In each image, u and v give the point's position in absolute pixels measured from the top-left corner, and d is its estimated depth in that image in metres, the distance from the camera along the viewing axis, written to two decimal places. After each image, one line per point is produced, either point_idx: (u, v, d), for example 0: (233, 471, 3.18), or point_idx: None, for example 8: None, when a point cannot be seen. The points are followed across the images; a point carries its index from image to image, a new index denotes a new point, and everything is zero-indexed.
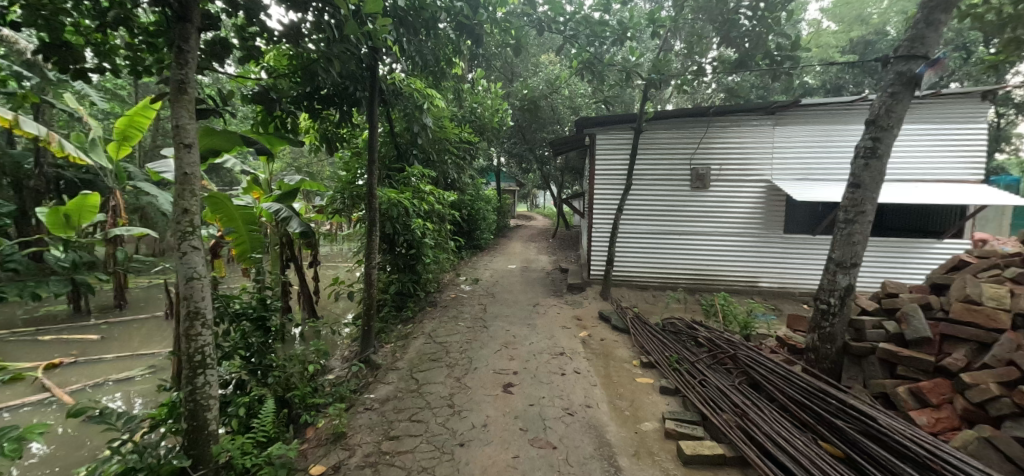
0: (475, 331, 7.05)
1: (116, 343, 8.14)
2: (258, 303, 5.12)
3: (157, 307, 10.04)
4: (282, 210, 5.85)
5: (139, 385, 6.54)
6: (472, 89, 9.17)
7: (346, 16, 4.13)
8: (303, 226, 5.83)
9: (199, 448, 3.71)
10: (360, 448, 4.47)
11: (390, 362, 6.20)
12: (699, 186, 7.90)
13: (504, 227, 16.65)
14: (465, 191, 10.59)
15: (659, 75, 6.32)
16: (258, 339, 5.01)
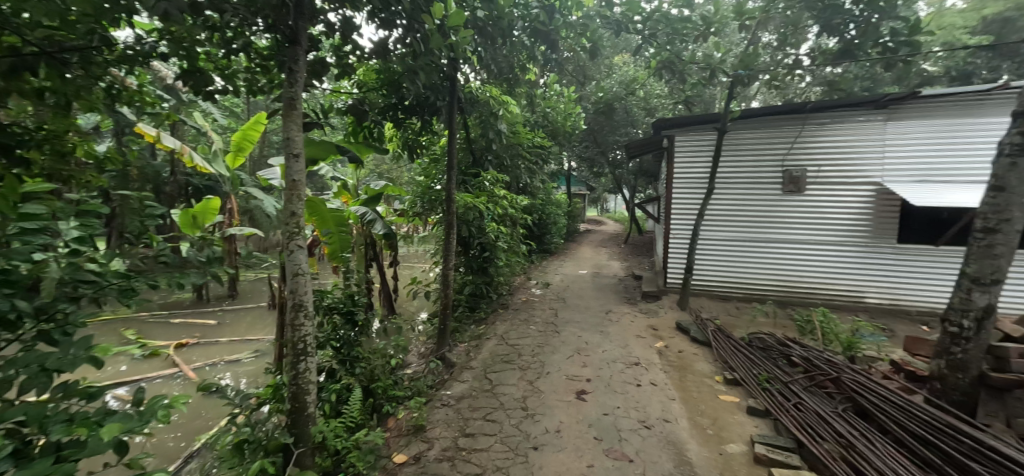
0: (545, 335, 6.93)
1: (227, 328, 8.81)
2: (347, 298, 5.23)
3: (259, 299, 10.83)
4: (368, 213, 6.07)
5: (247, 367, 7.01)
6: (545, 94, 9.14)
7: (431, 30, 4.19)
8: (386, 228, 6.06)
9: (300, 428, 3.88)
10: (439, 442, 4.52)
11: (463, 361, 6.25)
12: (792, 190, 7.37)
13: (574, 232, 16.47)
14: (536, 195, 10.57)
15: (746, 71, 5.93)
16: (348, 332, 5.12)
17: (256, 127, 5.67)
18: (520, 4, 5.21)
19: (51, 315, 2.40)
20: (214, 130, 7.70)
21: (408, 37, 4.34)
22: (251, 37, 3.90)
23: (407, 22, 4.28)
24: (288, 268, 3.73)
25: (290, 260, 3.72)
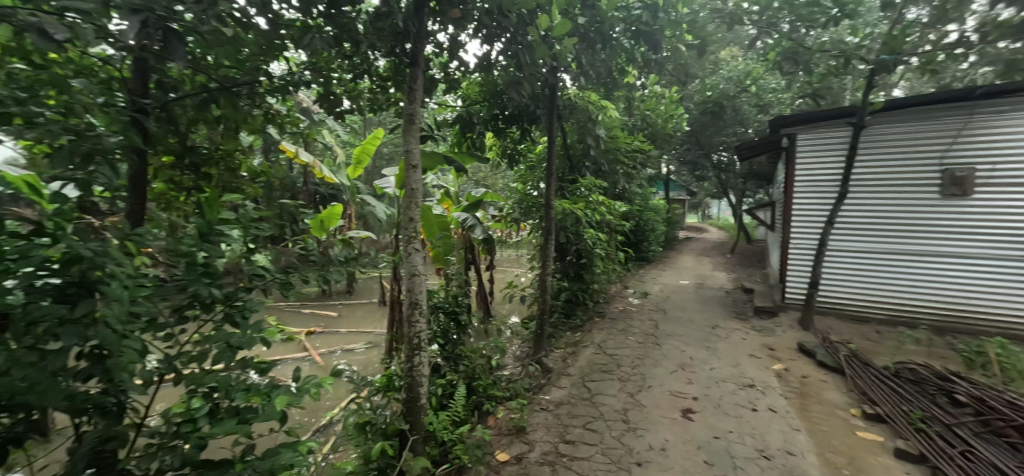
0: (645, 347, 6.59)
1: (346, 320, 9.46)
2: (453, 300, 5.45)
3: (367, 296, 11.49)
4: (468, 219, 6.11)
5: (363, 355, 7.45)
6: (645, 95, 8.76)
7: (535, 41, 4.09)
8: (486, 233, 5.98)
9: (414, 416, 3.95)
10: (539, 445, 4.45)
11: (560, 367, 6.09)
12: (956, 193, 6.37)
13: (674, 238, 15.71)
14: (634, 201, 10.17)
15: (892, 55, 5.27)
16: (452, 329, 5.27)
17: (372, 143, 5.93)
18: (621, 6, 4.96)
19: (232, 301, 2.82)
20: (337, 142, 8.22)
21: (510, 49, 4.25)
22: (372, 61, 4.10)
23: (509, 33, 4.15)
24: (405, 269, 3.82)
25: (407, 261, 3.82)
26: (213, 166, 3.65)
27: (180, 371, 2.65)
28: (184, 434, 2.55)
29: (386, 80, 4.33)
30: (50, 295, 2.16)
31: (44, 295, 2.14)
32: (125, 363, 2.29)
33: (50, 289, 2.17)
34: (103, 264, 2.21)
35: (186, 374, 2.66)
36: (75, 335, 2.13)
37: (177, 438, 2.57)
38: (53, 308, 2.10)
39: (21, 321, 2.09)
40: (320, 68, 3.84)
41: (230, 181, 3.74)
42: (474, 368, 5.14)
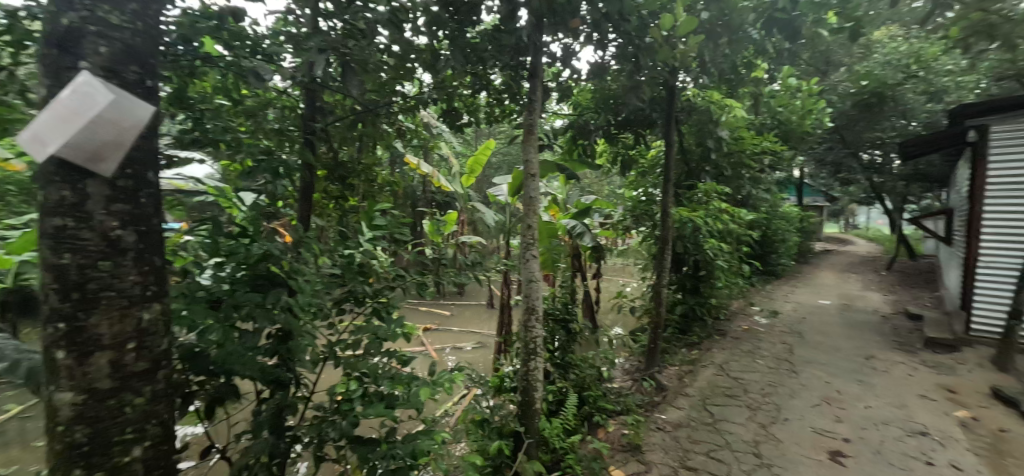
0: (777, 373, 5.78)
1: (455, 320, 9.58)
2: (563, 306, 5.15)
3: (476, 298, 11.59)
4: (578, 225, 5.76)
5: (471, 354, 7.46)
6: (778, 90, 7.82)
7: (658, 42, 3.67)
8: (594, 241, 5.64)
9: (529, 419, 3.77)
10: (657, 469, 4.06)
11: (676, 386, 5.54)
12: None
13: (809, 250, 14.01)
14: (762, 207, 9.17)
15: None
16: (562, 336, 4.98)
17: (485, 152, 5.58)
18: None
19: (376, 297, 3.12)
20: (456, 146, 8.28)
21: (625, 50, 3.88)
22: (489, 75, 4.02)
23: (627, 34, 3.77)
24: (523, 278, 3.66)
25: (524, 270, 3.66)
26: (357, 177, 3.75)
27: (337, 356, 2.94)
28: (344, 412, 2.84)
29: (500, 92, 4.15)
30: (247, 284, 2.57)
31: (241, 284, 2.56)
32: (303, 345, 2.69)
33: (248, 277, 2.59)
34: (283, 259, 2.61)
35: (343, 359, 2.95)
36: (267, 319, 2.50)
37: (335, 412, 2.88)
38: (251, 294, 2.46)
39: (230, 304, 2.47)
40: (445, 86, 3.72)
41: (369, 192, 3.86)
42: (582, 376, 4.84)
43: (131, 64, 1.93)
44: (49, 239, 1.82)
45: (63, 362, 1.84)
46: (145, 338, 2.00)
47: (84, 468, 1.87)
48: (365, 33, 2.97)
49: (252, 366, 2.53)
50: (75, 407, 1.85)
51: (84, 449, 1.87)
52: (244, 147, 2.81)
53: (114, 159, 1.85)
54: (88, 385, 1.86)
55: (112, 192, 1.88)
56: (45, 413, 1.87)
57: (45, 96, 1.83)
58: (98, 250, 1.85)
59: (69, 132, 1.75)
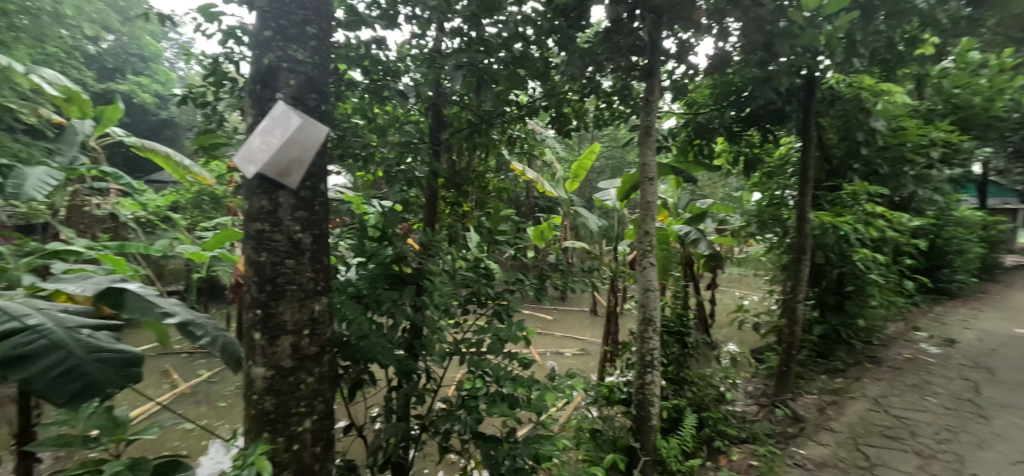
0: (957, 417, 4.45)
1: (558, 325, 9.12)
2: (676, 317, 4.47)
3: (581, 304, 11.03)
4: (691, 230, 4.94)
5: (571, 360, 6.97)
6: (955, 68, 6.33)
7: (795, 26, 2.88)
8: (712, 250, 4.80)
9: (644, 437, 3.22)
10: None
11: (817, 418, 4.57)
12: None
13: (992, 263, 11.48)
14: (929, 210, 7.57)
15: None
16: (676, 351, 4.34)
17: (589, 158, 4.71)
18: None
19: (497, 299, 2.70)
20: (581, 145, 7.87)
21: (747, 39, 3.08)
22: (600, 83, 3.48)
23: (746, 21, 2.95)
24: (640, 283, 3.11)
25: (642, 275, 3.08)
26: (473, 185, 3.13)
27: (462, 352, 2.59)
28: (468, 407, 2.49)
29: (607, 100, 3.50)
30: (386, 277, 2.52)
31: (379, 278, 2.50)
32: (433, 339, 2.55)
33: (377, 273, 2.51)
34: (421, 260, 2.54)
35: (468, 356, 2.57)
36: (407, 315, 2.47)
37: (460, 406, 2.54)
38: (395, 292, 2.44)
39: (373, 297, 2.46)
40: (558, 93, 3.16)
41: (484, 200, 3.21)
42: (703, 396, 4.24)
43: (312, 93, 2.07)
44: (252, 239, 2.01)
45: (258, 343, 2.01)
46: (318, 327, 2.11)
47: (270, 432, 2.03)
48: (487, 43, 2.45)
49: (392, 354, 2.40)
50: (267, 380, 2.02)
51: (271, 416, 2.03)
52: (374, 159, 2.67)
53: (298, 174, 1.98)
54: (276, 362, 2.02)
55: (298, 201, 2.02)
56: (244, 383, 2.06)
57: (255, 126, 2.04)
58: (286, 250, 2.01)
59: (274, 148, 1.92)
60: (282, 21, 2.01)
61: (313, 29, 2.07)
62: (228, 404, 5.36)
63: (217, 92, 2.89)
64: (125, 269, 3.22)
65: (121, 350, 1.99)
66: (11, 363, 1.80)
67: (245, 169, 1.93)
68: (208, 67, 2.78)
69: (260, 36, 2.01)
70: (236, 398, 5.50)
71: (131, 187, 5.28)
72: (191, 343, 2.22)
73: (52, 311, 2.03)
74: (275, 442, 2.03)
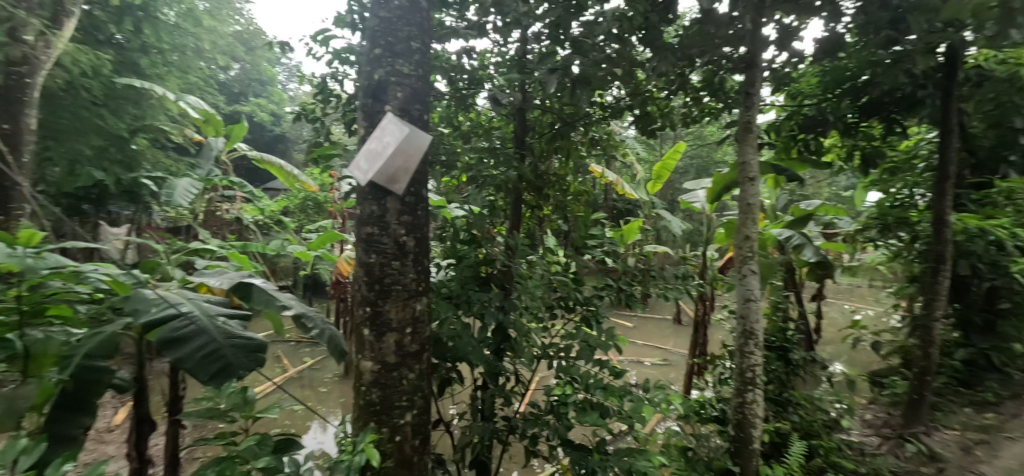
0: None
1: (644, 333, 8.72)
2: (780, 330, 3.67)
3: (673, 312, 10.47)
4: (792, 235, 3.97)
5: (654, 371, 6.62)
6: None
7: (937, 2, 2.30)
8: (819, 257, 3.75)
9: (744, 459, 2.78)
10: None
11: (966, 460, 3.19)
12: None
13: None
14: None
15: None
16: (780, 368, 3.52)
17: (673, 157, 4.31)
18: None
19: (585, 305, 2.59)
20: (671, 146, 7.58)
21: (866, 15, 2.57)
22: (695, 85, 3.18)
23: None
24: (738, 293, 2.77)
25: (740, 284, 2.75)
26: (552, 188, 2.98)
27: (551, 356, 2.46)
28: (558, 413, 2.39)
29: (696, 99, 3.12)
30: (473, 282, 2.50)
31: (469, 282, 2.48)
32: (522, 342, 2.46)
33: (467, 276, 2.49)
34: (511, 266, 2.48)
35: (556, 361, 2.47)
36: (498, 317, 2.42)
37: (550, 412, 2.44)
38: (485, 294, 2.40)
39: (463, 301, 2.43)
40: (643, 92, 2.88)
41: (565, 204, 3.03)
42: (812, 420, 3.30)
43: (415, 104, 2.06)
44: (362, 242, 2.03)
45: (367, 338, 2.04)
46: (420, 326, 2.10)
47: (376, 423, 2.03)
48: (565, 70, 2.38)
49: (483, 355, 2.35)
50: (374, 373, 2.03)
51: (377, 408, 2.03)
52: (459, 163, 2.67)
53: (404, 182, 1.95)
54: (383, 358, 2.03)
55: (401, 207, 2.01)
56: (354, 374, 2.09)
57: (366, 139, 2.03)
58: (392, 252, 2.01)
59: (380, 162, 1.90)
60: (388, 38, 2.01)
61: (417, 44, 2.06)
62: (331, 390, 5.44)
63: (325, 108, 3.10)
64: (248, 264, 3.12)
65: (251, 337, 2.00)
66: (162, 344, 1.85)
67: (354, 176, 1.92)
68: (316, 86, 3.02)
69: (371, 54, 2.03)
70: (336, 384, 5.57)
71: (249, 194, 5.78)
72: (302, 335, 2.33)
73: (197, 299, 2.08)
74: (380, 432, 2.03)
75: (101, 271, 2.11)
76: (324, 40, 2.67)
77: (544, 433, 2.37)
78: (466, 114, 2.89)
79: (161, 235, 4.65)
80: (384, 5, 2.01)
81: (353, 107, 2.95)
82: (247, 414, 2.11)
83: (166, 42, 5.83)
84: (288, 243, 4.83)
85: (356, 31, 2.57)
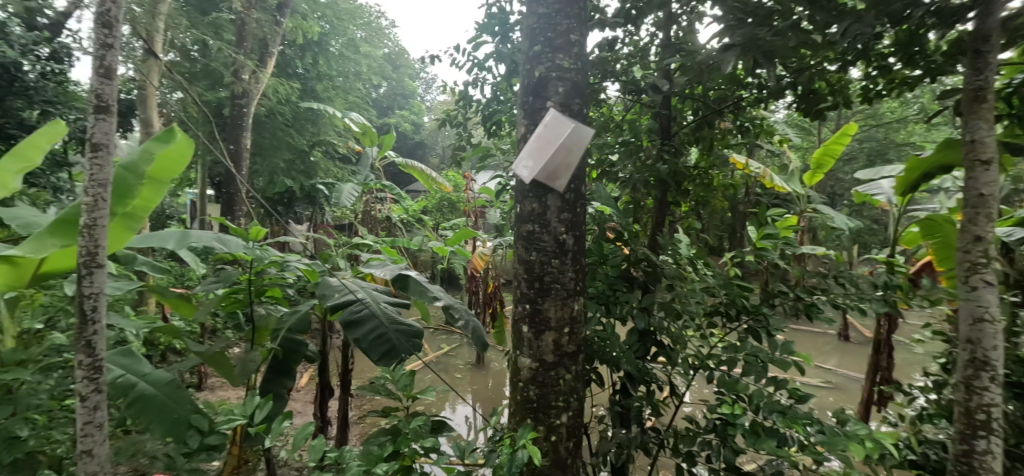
0: None
1: None
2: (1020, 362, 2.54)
3: None
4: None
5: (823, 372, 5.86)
6: None
7: None
8: None
9: None
10: None
11: None
12: None
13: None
14: None
15: None
16: None
17: (840, 142, 3.65)
18: None
19: (754, 314, 2.32)
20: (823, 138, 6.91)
21: None
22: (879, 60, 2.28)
23: None
24: (960, 310, 1.90)
25: (966, 299, 1.87)
26: (691, 182, 2.84)
27: (709, 369, 2.31)
28: (722, 434, 2.23)
29: (872, 80, 2.30)
30: (619, 282, 2.50)
31: (616, 283, 2.49)
32: (676, 348, 2.36)
33: (614, 277, 2.53)
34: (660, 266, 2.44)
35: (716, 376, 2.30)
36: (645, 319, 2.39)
37: (712, 432, 2.28)
38: (629, 295, 2.41)
39: (612, 304, 2.45)
40: (809, 68, 2.29)
41: (704, 198, 2.89)
42: None
43: (577, 98, 2.12)
44: (523, 239, 2.15)
45: (525, 335, 2.17)
46: (576, 327, 2.18)
47: (532, 420, 2.15)
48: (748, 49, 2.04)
49: (635, 362, 2.34)
50: (532, 370, 2.15)
51: (534, 405, 2.15)
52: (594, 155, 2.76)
53: (564, 178, 2.05)
54: (540, 356, 2.14)
55: (562, 204, 2.11)
56: (512, 370, 2.23)
57: (526, 136, 2.16)
58: (552, 250, 2.11)
59: (545, 158, 2.02)
60: (550, 34, 2.10)
61: (576, 36, 2.12)
62: (465, 376, 5.71)
63: (466, 112, 3.30)
64: (398, 255, 3.40)
65: (410, 324, 2.33)
66: (343, 326, 2.25)
67: (520, 174, 2.08)
68: (458, 94, 3.26)
69: (531, 51, 2.14)
70: (470, 372, 5.81)
71: (396, 195, 6.35)
72: (449, 324, 2.55)
73: (368, 288, 2.48)
74: (536, 430, 2.14)
75: (300, 261, 2.50)
76: (476, 46, 2.91)
77: (707, 454, 2.26)
78: (597, 109, 2.97)
79: (329, 231, 5.34)
80: (543, 2, 2.11)
81: (496, 110, 3.16)
82: (407, 392, 2.26)
83: (329, 69, 8.39)
84: (428, 238, 5.20)
85: (503, 36, 2.87)
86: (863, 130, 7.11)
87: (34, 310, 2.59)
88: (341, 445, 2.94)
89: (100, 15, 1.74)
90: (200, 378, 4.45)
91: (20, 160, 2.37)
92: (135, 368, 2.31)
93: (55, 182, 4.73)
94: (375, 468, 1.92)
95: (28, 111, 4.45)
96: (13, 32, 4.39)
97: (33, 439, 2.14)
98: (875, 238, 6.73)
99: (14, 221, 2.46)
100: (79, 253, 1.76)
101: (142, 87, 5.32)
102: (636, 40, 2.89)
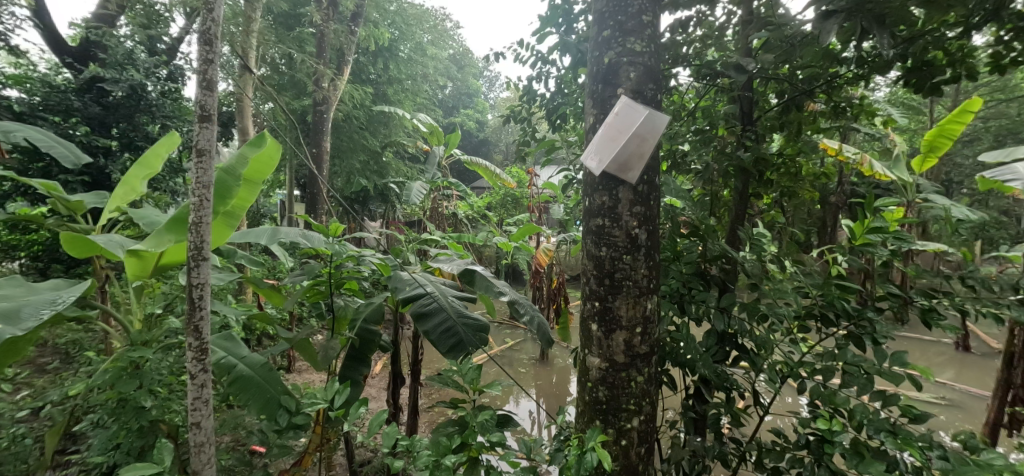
0: None
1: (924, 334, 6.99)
2: None
3: None
4: None
5: None
6: None
7: None
8: None
9: None
10: None
11: None
12: None
13: None
14: None
15: None
16: None
17: (961, 120, 3.22)
18: None
19: (857, 320, 2.05)
20: (933, 120, 6.16)
21: None
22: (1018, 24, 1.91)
23: None
24: None
25: None
26: (776, 172, 2.58)
27: (800, 376, 2.06)
28: (817, 449, 1.98)
29: (1006, 45, 1.99)
30: (696, 279, 2.31)
31: (695, 279, 2.30)
32: (766, 354, 2.14)
33: (690, 274, 2.32)
34: (741, 264, 2.22)
35: (811, 384, 2.06)
36: (723, 321, 2.20)
37: (806, 448, 2.04)
38: (707, 294, 2.23)
39: (692, 300, 2.27)
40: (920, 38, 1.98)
41: (792, 188, 2.62)
42: None
43: (650, 83, 1.95)
44: (592, 235, 2.02)
45: (595, 333, 2.03)
46: (649, 327, 2.02)
47: (602, 422, 2.02)
48: (862, 10, 1.77)
49: (714, 365, 2.14)
50: (602, 370, 2.02)
51: (604, 406, 2.01)
52: None
53: (637, 169, 1.89)
54: (611, 356, 2.00)
55: (635, 197, 1.95)
56: (580, 369, 2.10)
57: (596, 126, 2.03)
58: (624, 246, 1.96)
59: (616, 148, 1.88)
60: (620, 17, 1.95)
61: (649, 17, 1.96)
62: (530, 371, 5.64)
63: (530, 107, 3.17)
64: (464, 250, 3.31)
65: (478, 318, 2.25)
66: (414, 318, 2.22)
67: (588, 166, 1.96)
68: (522, 89, 3.15)
69: (600, 36, 2.00)
70: (535, 368, 5.72)
71: (462, 192, 6.34)
72: (514, 320, 2.44)
73: (437, 283, 2.41)
74: (606, 433, 2.00)
75: (375, 255, 2.46)
76: (540, 39, 2.79)
77: (798, 471, 2.02)
78: (669, 97, 2.79)
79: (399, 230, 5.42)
80: None
81: (562, 103, 3.02)
82: (474, 386, 2.17)
83: (396, 69, 8.51)
84: (493, 234, 5.11)
85: (573, 23, 2.73)
86: (987, 107, 6.25)
87: (156, 297, 2.83)
88: (412, 433, 2.91)
89: (203, 32, 1.79)
90: (290, 362, 4.65)
91: (148, 167, 2.71)
92: (235, 351, 2.43)
93: (173, 186, 5.03)
94: (445, 460, 1.86)
95: (151, 125, 4.69)
96: (139, 57, 4.69)
97: (156, 410, 2.26)
98: (1000, 232, 5.91)
99: (140, 220, 2.62)
100: (187, 248, 1.81)
101: (239, 99, 5.64)
102: (712, 22, 2.66)
